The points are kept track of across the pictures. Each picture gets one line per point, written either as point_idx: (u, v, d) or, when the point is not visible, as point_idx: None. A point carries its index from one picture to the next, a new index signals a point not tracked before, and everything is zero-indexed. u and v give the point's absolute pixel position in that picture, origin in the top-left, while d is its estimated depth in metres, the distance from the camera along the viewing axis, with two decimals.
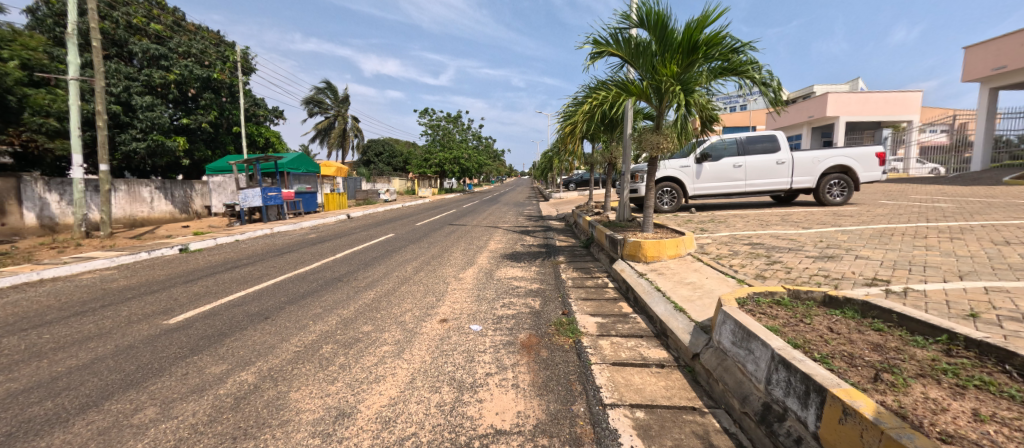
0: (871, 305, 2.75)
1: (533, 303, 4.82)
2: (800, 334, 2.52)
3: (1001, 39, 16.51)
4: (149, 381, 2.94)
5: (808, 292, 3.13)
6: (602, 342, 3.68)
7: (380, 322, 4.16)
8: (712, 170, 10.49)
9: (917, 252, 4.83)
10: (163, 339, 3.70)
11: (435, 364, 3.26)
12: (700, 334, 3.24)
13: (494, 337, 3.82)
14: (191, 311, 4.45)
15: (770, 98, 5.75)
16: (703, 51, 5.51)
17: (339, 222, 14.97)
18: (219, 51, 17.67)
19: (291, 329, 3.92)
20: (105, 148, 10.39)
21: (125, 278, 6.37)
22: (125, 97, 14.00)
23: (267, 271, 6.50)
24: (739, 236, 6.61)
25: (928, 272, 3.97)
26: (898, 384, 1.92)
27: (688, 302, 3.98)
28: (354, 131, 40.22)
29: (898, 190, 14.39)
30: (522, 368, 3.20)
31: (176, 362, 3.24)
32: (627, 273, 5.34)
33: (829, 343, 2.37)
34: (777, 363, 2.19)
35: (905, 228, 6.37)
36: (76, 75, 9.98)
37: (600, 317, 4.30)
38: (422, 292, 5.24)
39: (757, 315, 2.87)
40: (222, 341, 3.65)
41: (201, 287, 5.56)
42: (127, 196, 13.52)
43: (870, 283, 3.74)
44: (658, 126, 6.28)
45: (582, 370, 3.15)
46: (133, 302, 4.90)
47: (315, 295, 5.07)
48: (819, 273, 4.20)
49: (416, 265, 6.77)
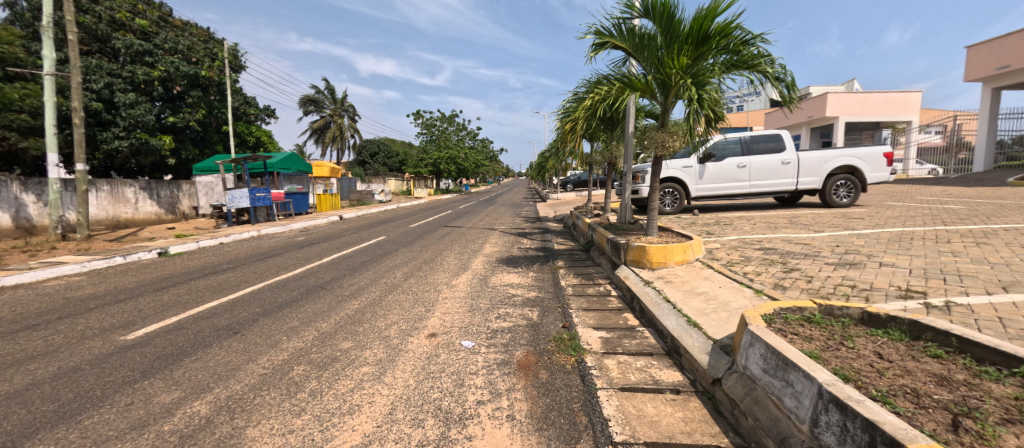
0: (924, 327, 2.36)
1: (531, 314, 4.43)
2: (846, 363, 2.14)
3: (1003, 39, 16.29)
4: (84, 414, 2.53)
5: (843, 308, 2.75)
6: (607, 361, 3.29)
7: (362, 337, 3.75)
8: (716, 170, 10.13)
9: (945, 259, 4.46)
10: (114, 359, 3.28)
11: (419, 390, 2.86)
12: (720, 356, 2.86)
13: (488, 355, 3.43)
14: (154, 325, 4.03)
15: (784, 94, 5.41)
16: (712, 43, 5.13)
17: (331, 223, 14.53)
18: (208, 47, 17.21)
19: (261, 347, 3.51)
20: (82, 147, 9.90)
21: (92, 286, 5.92)
22: (107, 94, 13.52)
23: (246, 278, 6.08)
24: (749, 240, 6.23)
25: (965, 282, 3.61)
26: (988, 435, 1.53)
27: (702, 315, 3.61)
28: (351, 131, 39.68)
29: (903, 191, 14.03)
30: (519, 395, 2.81)
31: (121, 389, 2.82)
32: (631, 280, 4.97)
33: (884, 376, 1.99)
34: (827, 402, 1.81)
35: (925, 232, 6.01)
36: (52, 71, 9.52)
37: (604, 332, 3.91)
38: (410, 302, 4.82)
39: (788, 336, 2.49)
40: (180, 361, 3.23)
41: (172, 296, 5.11)
42: (109, 196, 13.09)
43: (904, 296, 3.37)
44: (664, 123, 5.91)
45: (587, 398, 2.76)
46: (94, 313, 4.47)
47: (294, 305, 4.65)
48: (845, 283, 3.82)
49: (406, 271, 6.37)
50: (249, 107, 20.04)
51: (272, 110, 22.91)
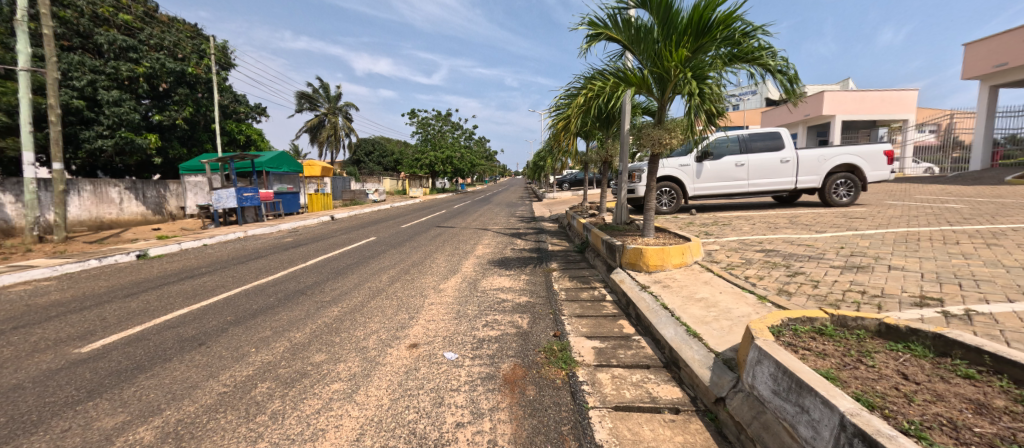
0: (951, 342, 2.12)
1: (521, 322, 4.18)
2: (867, 385, 1.90)
3: (1001, 36, 16.10)
4: (10, 444, 2.25)
5: (857, 319, 2.51)
6: (601, 375, 3.04)
7: (336, 349, 3.47)
8: (713, 169, 9.92)
9: (957, 261, 4.24)
10: (61, 376, 3.00)
11: (393, 410, 2.59)
12: (723, 371, 2.61)
13: (472, 369, 3.16)
14: (113, 336, 3.74)
15: (785, 88, 5.18)
16: (713, 34, 4.88)
17: (322, 224, 14.23)
18: (195, 44, 16.85)
19: (225, 361, 3.23)
20: (59, 146, 9.53)
21: (58, 292, 5.59)
22: (89, 91, 13.15)
23: (223, 282, 5.77)
24: (750, 242, 5.98)
25: (982, 287, 3.39)
26: None
27: (703, 324, 3.35)
28: (346, 130, 39.13)
29: (902, 190, 13.84)
30: (502, 416, 2.55)
31: (60, 412, 2.55)
32: (627, 284, 4.71)
33: (914, 402, 1.74)
34: (850, 436, 1.57)
35: (931, 232, 5.79)
36: (28, 66, 9.14)
37: (598, 341, 3.65)
38: (393, 308, 4.55)
39: (799, 353, 2.24)
40: (134, 379, 2.95)
41: (140, 303, 4.80)
42: (92, 197, 12.72)
43: (920, 303, 3.13)
44: (661, 119, 5.67)
45: (578, 419, 2.50)
46: (52, 323, 4.17)
47: (269, 313, 4.37)
48: (854, 289, 3.59)
49: (392, 275, 6.09)
50: (239, 105, 19.70)
51: (263, 109, 22.51)
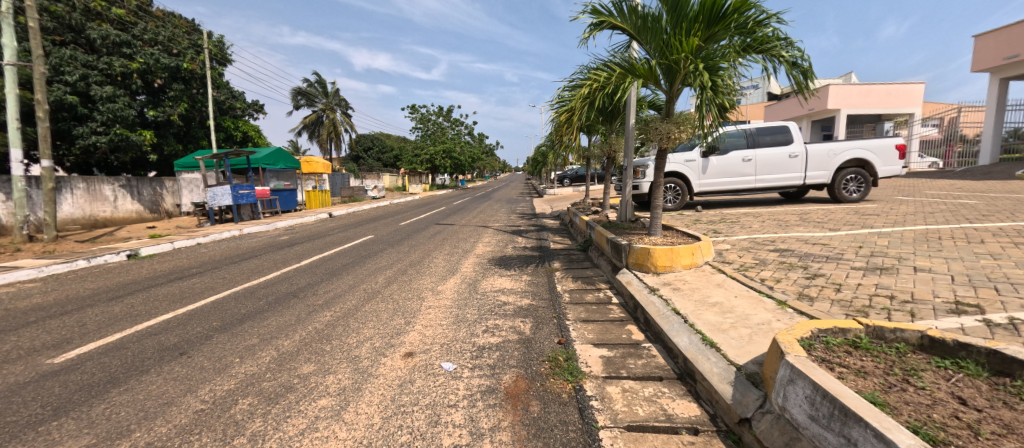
0: (1010, 360, 1.87)
1: (523, 327, 3.95)
2: (921, 413, 1.66)
3: (1012, 27, 15.73)
4: None
5: (896, 331, 2.27)
6: (610, 389, 2.80)
7: (326, 360, 3.24)
8: (719, 164, 9.67)
9: (985, 262, 3.99)
10: (28, 391, 2.78)
11: (385, 431, 2.36)
12: (747, 388, 2.38)
13: (471, 381, 2.94)
14: (91, 344, 3.53)
15: (798, 81, 4.90)
16: (726, 22, 4.61)
17: (319, 221, 13.98)
18: (190, 39, 16.53)
19: (206, 373, 3.00)
20: (48, 143, 9.27)
21: (41, 295, 5.34)
22: (82, 86, 12.85)
23: (213, 284, 5.52)
24: (762, 240, 5.73)
25: (1019, 292, 3.15)
26: None
27: (719, 333, 3.11)
28: (345, 126, 38.81)
29: (911, 185, 13.52)
30: (504, 437, 2.32)
31: (20, 434, 2.33)
32: (635, 287, 4.48)
33: (984, 437, 1.50)
34: None
35: (952, 230, 5.52)
36: (15, 60, 8.88)
37: (606, 349, 3.41)
38: (388, 313, 4.32)
39: (837, 371, 1.99)
40: (105, 394, 2.73)
41: (124, 308, 4.56)
42: (86, 195, 12.50)
43: (958, 311, 2.88)
44: (670, 112, 5.40)
45: (588, 442, 2.27)
46: (28, 330, 3.94)
47: (258, 318, 4.15)
48: (881, 294, 3.35)
49: (389, 275, 5.86)
50: (236, 101, 19.40)
51: (260, 105, 22.21)
